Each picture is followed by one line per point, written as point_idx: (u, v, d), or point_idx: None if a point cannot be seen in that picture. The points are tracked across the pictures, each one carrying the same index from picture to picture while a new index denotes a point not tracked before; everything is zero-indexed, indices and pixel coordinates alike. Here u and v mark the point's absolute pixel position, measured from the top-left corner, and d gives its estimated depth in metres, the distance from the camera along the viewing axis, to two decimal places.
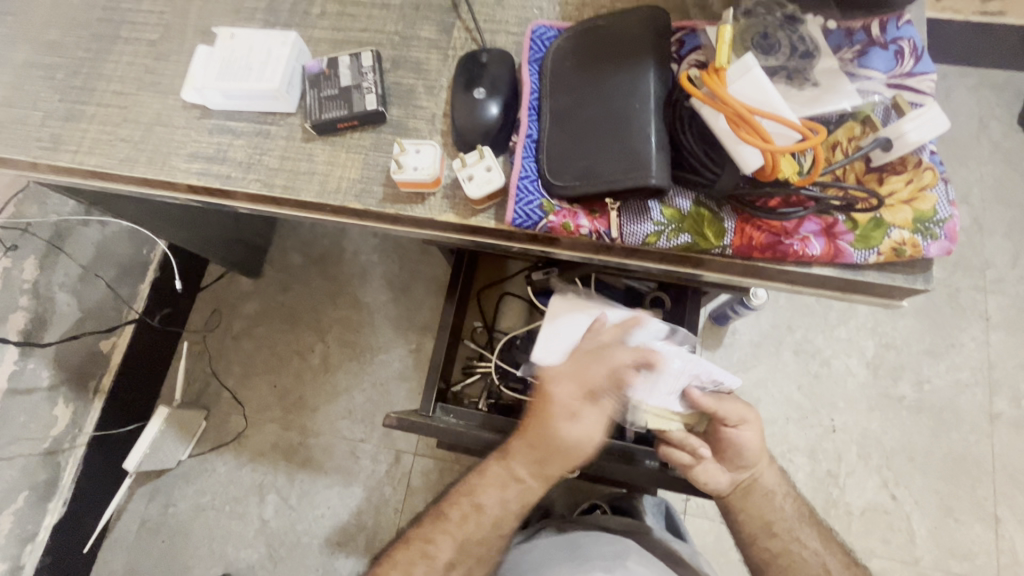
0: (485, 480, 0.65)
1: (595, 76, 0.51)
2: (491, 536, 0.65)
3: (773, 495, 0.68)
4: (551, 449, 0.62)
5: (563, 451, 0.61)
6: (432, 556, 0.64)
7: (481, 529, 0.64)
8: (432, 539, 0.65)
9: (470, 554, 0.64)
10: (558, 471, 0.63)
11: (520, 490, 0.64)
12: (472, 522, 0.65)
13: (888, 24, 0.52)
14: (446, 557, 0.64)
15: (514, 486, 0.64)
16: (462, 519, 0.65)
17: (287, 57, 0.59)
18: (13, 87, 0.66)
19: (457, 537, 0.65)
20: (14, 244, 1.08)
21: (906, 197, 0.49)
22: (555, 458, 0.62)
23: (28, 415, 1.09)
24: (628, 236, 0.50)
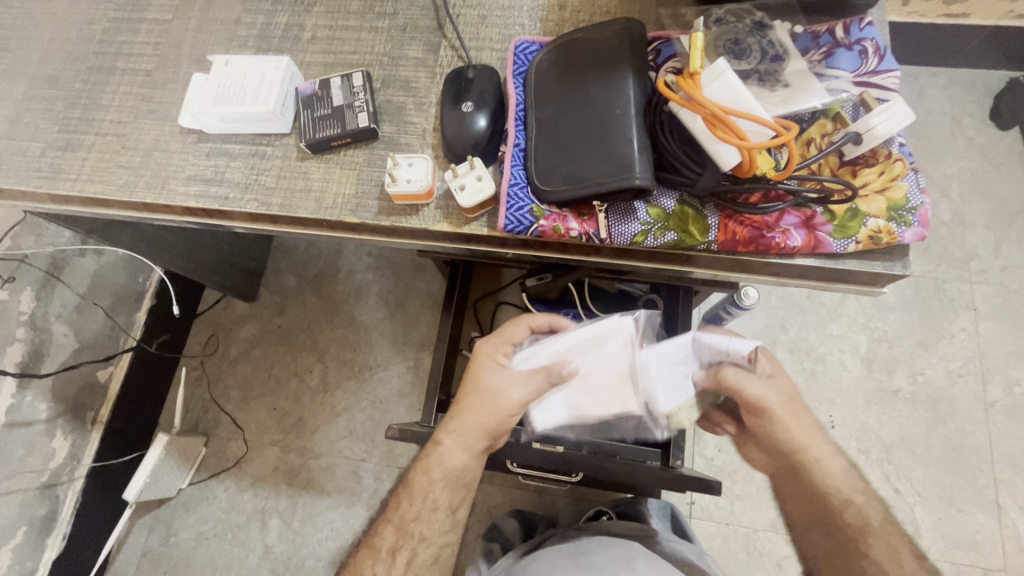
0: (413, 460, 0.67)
1: (576, 85, 0.53)
2: (423, 514, 0.63)
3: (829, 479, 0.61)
4: (472, 397, 0.65)
5: (480, 398, 0.64)
6: (376, 546, 0.64)
7: (415, 506, 0.64)
8: (377, 531, 0.65)
9: (412, 536, 0.63)
10: (474, 428, 0.64)
11: (439, 454, 0.64)
12: (406, 502, 0.65)
13: (851, 27, 0.55)
14: (388, 544, 0.64)
15: (436, 450, 0.65)
16: (398, 504, 0.66)
17: (280, 80, 0.61)
18: (13, 120, 0.68)
19: (396, 522, 0.64)
20: (10, 275, 1.02)
21: (879, 187, 0.51)
22: (473, 411, 0.64)
23: (25, 448, 1.06)
24: (617, 237, 0.52)
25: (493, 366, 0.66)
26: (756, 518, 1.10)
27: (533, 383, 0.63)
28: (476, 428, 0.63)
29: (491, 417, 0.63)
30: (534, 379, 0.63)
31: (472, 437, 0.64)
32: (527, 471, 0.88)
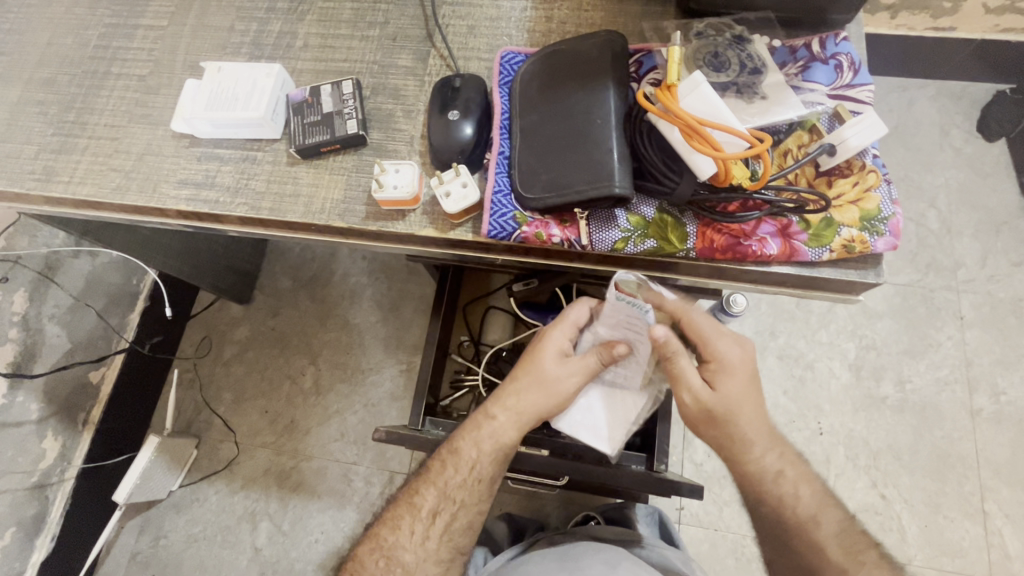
0: (462, 426, 0.67)
1: (559, 95, 0.54)
2: (468, 483, 0.64)
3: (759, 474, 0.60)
4: (531, 379, 0.64)
5: (543, 382, 0.64)
6: (416, 505, 0.64)
7: (460, 474, 0.64)
8: (415, 492, 0.65)
9: (453, 501, 0.64)
10: (531, 411, 0.64)
11: (492, 428, 0.64)
12: (451, 469, 0.65)
13: (827, 41, 0.57)
14: (429, 506, 0.64)
15: (489, 424, 0.65)
16: (443, 468, 0.66)
17: (271, 87, 0.62)
18: (7, 123, 0.69)
19: (439, 487, 0.65)
20: (4, 276, 1.09)
21: (852, 198, 0.52)
22: (533, 392, 0.64)
23: (15, 449, 1.09)
24: (598, 243, 0.53)
25: (556, 351, 0.65)
26: (744, 523, 1.11)
27: (585, 365, 0.63)
28: (533, 409, 0.64)
29: (551, 401, 0.64)
30: (588, 367, 0.63)
31: (527, 419, 0.64)
32: (514, 474, 0.88)
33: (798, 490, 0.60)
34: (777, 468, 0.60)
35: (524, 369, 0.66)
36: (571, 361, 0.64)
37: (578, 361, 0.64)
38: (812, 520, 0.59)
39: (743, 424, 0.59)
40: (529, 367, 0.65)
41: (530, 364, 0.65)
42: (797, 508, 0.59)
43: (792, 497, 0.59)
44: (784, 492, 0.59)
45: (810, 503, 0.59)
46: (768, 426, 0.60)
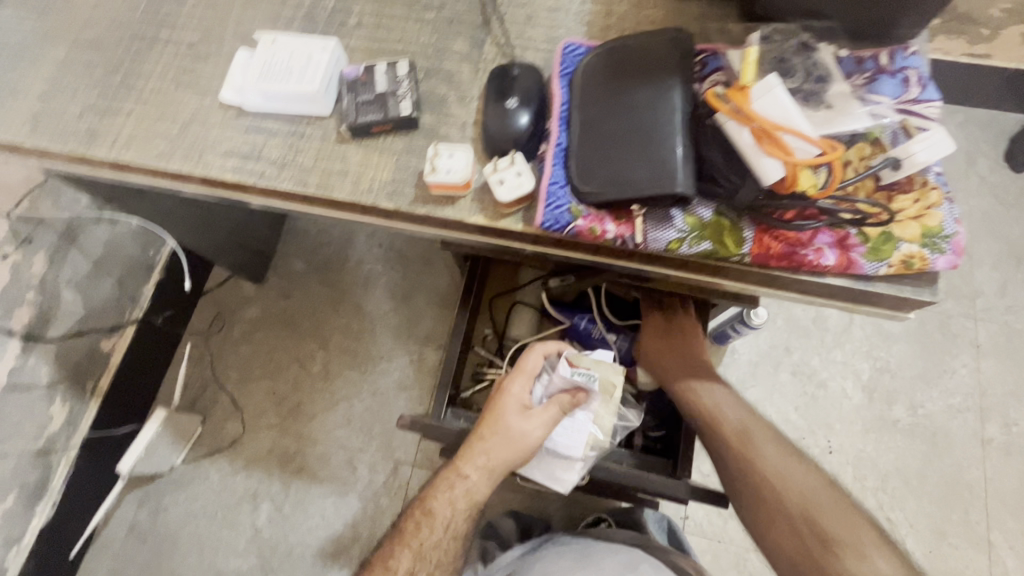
0: (434, 488, 0.74)
1: (623, 90, 0.54)
2: (443, 541, 0.71)
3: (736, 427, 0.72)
4: (498, 435, 0.72)
5: (507, 437, 0.72)
6: (391, 567, 0.71)
7: (436, 533, 0.72)
8: (391, 555, 0.72)
9: (429, 561, 0.71)
10: (501, 465, 0.72)
11: (465, 486, 0.72)
12: (427, 529, 0.72)
13: (895, 55, 0.56)
14: (406, 568, 0.70)
15: (462, 483, 0.72)
16: (417, 528, 0.72)
17: (326, 63, 0.61)
18: (52, 81, 0.68)
19: (414, 547, 0.71)
20: (29, 236, 1.01)
21: (914, 214, 0.52)
22: (501, 446, 0.72)
23: (24, 412, 1.04)
24: (652, 242, 0.53)
25: (517, 404, 0.74)
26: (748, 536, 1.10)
27: (546, 413, 0.72)
28: (504, 463, 0.71)
29: (522, 450, 0.72)
30: (551, 413, 0.72)
31: (497, 471, 0.72)
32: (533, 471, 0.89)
33: (768, 443, 0.70)
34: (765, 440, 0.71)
35: (490, 426, 0.73)
36: (532, 414, 0.73)
37: (538, 412, 0.73)
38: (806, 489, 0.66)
39: (730, 416, 0.73)
40: (494, 421, 0.73)
41: (495, 419, 0.73)
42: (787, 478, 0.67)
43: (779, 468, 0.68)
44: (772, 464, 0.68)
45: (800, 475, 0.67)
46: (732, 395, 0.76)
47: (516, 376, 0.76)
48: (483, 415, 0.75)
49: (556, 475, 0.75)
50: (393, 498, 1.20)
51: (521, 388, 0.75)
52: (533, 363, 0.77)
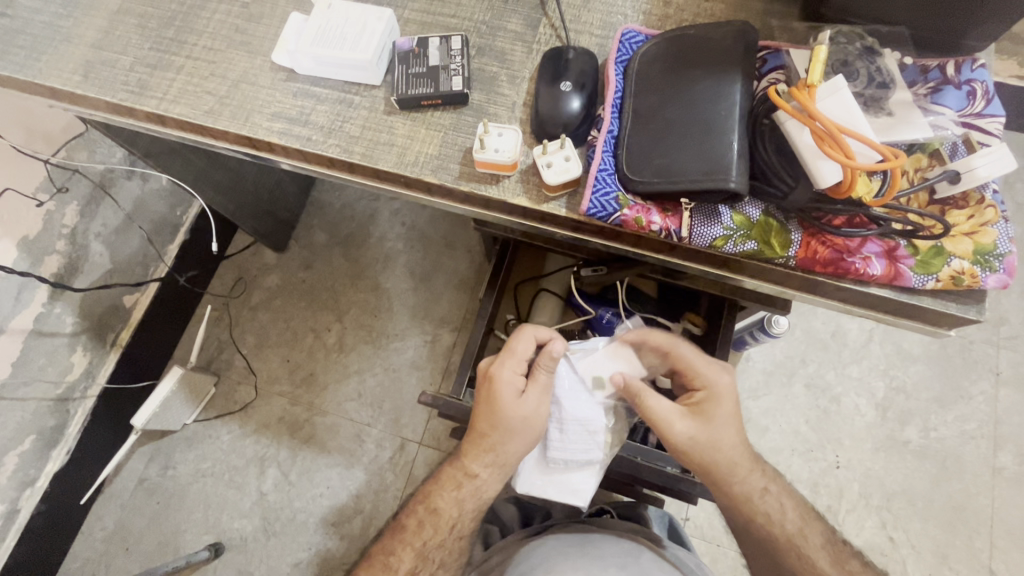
0: (439, 486, 0.71)
1: (681, 82, 0.53)
2: (447, 541, 0.70)
3: (733, 469, 0.66)
4: (499, 428, 0.67)
5: (510, 427, 0.67)
6: (391, 566, 0.69)
7: (440, 534, 0.69)
8: (392, 551, 0.70)
9: (431, 560, 0.69)
10: (508, 459, 0.68)
11: (474, 487, 0.69)
12: (430, 529, 0.70)
13: (963, 66, 0.54)
14: (406, 568, 0.69)
15: (470, 482, 0.69)
16: (420, 527, 0.70)
17: (381, 32, 0.61)
18: (104, 31, 0.68)
19: (416, 547, 0.69)
20: (63, 185, 1.07)
21: (966, 230, 0.51)
22: (505, 439, 0.67)
23: (46, 358, 1.08)
24: (697, 237, 0.52)
25: (512, 390, 0.68)
26: None
27: (540, 387, 0.68)
28: (513, 457, 0.68)
29: (526, 438, 0.68)
30: (544, 384, 0.68)
31: (507, 465, 0.68)
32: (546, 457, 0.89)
33: (752, 474, 0.67)
34: (759, 488, 0.66)
35: (487, 421, 0.67)
36: (528, 395, 0.68)
37: (534, 393, 0.68)
38: (797, 538, 0.65)
39: (724, 459, 0.65)
40: (490, 415, 0.67)
41: (493, 413, 0.67)
42: (781, 526, 0.65)
43: (776, 517, 0.66)
44: (768, 510, 0.66)
45: (792, 521, 0.66)
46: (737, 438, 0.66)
47: (505, 359, 0.69)
48: (476, 411, 0.69)
49: (572, 486, 0.71)
50: (398, 474, 1.20)
51: (513, 375, 0.68)
52: (522, 345, 0.70)
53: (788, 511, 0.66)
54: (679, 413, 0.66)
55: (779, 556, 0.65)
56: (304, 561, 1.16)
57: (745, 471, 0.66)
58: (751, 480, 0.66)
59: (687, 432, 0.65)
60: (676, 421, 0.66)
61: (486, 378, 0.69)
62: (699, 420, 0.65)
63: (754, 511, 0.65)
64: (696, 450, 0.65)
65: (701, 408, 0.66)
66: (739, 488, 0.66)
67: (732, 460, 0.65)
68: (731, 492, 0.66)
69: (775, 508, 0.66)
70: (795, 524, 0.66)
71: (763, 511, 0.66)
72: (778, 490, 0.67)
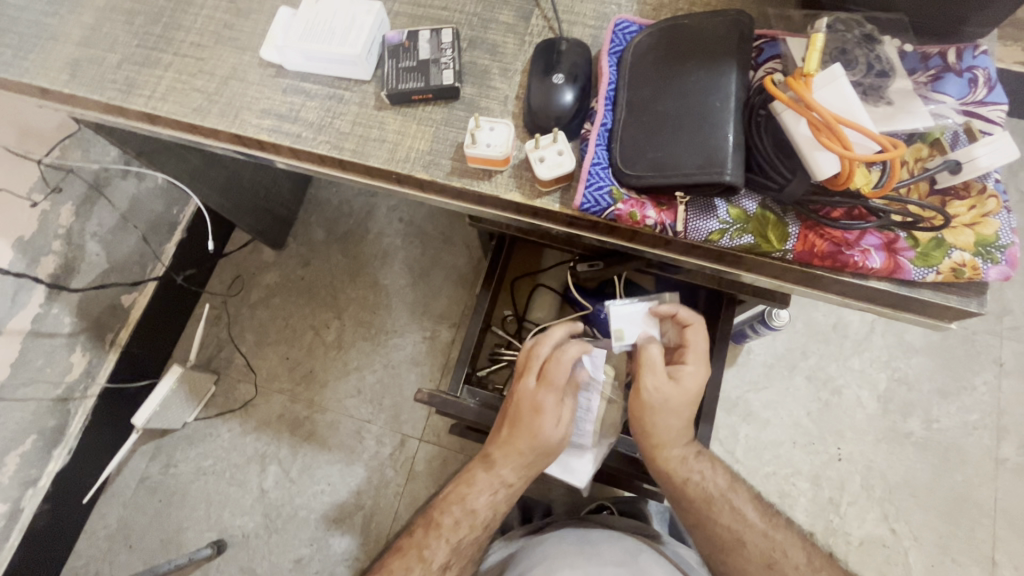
0: (473, 488, 0.69)
1: (675, 72, 0.52)
2: (481, 536, 0.69)
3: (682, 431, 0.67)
4: (540, 450, 0.67)
5: (551, 448, 0.67)
6: (428, 559, 0.67)
7: (475, 531, 0.68)
8: (426, 546, 0.68)
9: (462, 556, 0.69)
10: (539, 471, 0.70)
11: (510, 494, 0.69)
12: (465, 528, 0.68)
13: (964, 53, 0.53)
14: (441, 560, 0.67)
15: (505, 489, 0.68)
16: (455, 523, 0.68)
17: (370, 25, 0.60)
18: (90, 28, 0.67)
19: (451, 542, 0.68)
20: (58, 185, 1.07)
21: (967, 221, 0.50)
22: (544, 460, 0.68)
23: (45, 358, 1.08)
24: (693, 232, 0.52)
25: (554, 418, 0.67)
26: None
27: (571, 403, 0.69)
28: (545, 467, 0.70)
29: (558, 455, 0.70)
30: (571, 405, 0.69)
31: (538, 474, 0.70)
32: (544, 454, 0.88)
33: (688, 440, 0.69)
34: (693, 452, 0.69)
35: (531, 439, 0.66)
36: (566, 415, 0.68)
37: (571, 412, 0.68)
38: (727, 493, 0.69)
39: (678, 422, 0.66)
40: (534, 438, 0.66)
41: (537, 436, 0.66)
42: (713, 483, 0.69)
43: (706, 477, 0.69)
44: (701, 470, 0.69)
45: (721, 481, 0.69)
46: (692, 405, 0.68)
47: (551, 388, 0.66)
48: (517, 429, 0.67)
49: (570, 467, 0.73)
50: (398, 470, 1.20)
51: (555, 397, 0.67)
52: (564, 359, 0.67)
53: (717, 474, 0.70)
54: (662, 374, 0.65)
55: (711, 513, 0.67)
56: (306, 557, 1.17)
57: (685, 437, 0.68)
58: (686, 445, 0.69)
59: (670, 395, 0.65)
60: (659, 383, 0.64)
61: (531, 402, 0.67)
62: (675, 387, 0.65)
63: (686, 471, 0.68)
64: (668, 411, 0.65)
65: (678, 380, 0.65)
66: (676, 452, 0.68)
67: (682, 423, 0.67)
68: (666, 452, 0.67)
69: (706, 469, 0.69)
70: (722, 485, 0.69)
71: (696, 474, 0.68)
72: (709, 456, 0.70)
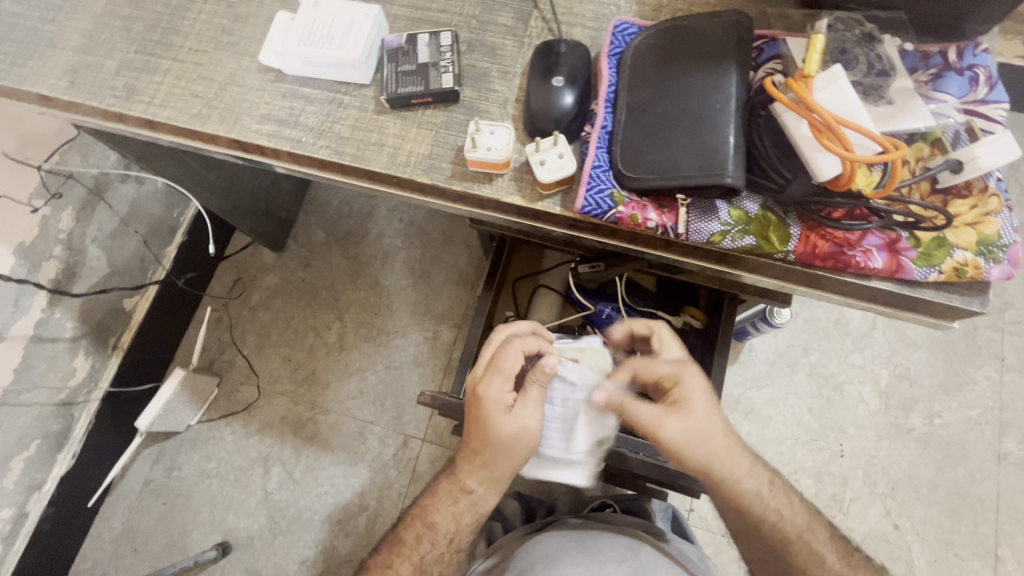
0: (435, 501, 0.69)
1: (675, 74, 0.52)
2: (446, 554, 0.68)
3: (736, 459, 0.63)
4: (490, 446, 0.64)
5: (501, 444, 0.63)
6: None
7: (438, 548, 0.68)
8: (390, 565, 0.69)
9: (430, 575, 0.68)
10: (502, 472, 0.65)
11: (471, 501, 0.67)
12: (428, 544, 0.68)
13: (965, 51, 0.53)
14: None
15: (467, 498, 0.67)
16: (417, 541, 0.69)
17: (368, 29, 0.60)
18: (89, 34, 0.67)
19: (415, 562, 0.68)
20: (58, 192, 1.08)
21: (970, 220, 0.50)
22: (496, 455, 0.64)
23: (48, 363, 1.08)
24: (694, 233, 0.52)
25: (500, 407, 0.63)
26: None
27: (529, 394, 0.65)
28: (506, 470, 0.65)
29: (519, 453, 0.64)
30: (533, 394, 0.64)
31: (503, 479, 0.66)
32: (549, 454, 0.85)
33: (752, 467, 0.64)
34: (766, 482, 0.65)
35: (480, 437, 0.64)
36: (517, 408, 0.64)
37: (526, 404, 0.64)
38: (806, 533, 0.64)
39: (719, 447, 0.63)
40: (480, 436, 0.64)
41: (483, 431, 0.64)
42: (792, 522, 0.64)
43: (783, 516, 0.64)
44: (777, 507, 0.64)
45: (800, 518, 0.65)
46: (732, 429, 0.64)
47: (491, 376, 0.64)
48: (465, 430, 0.65)
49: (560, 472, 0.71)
50: (402, 471, 1.20)
51: (500, 390, 0.64)
52: (513, 359, 0.65)
53: (796, 507, 0.65)
54: (663, 411, 0.63)
55: (789, 553, 0.63)
56: (311, 558, 1.17)
57: (747, 467, 0.64)
58: (756, 476, 0.64)
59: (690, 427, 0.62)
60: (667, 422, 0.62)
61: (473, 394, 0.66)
62: (683, 414, 0.62)
63: (766, 509, 0.64)
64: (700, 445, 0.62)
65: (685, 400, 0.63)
66: (746, 486, 0.63)
67: (726, 450, 0.63)
68: (744, 488, 0.63)
69: (784, 504, 0.65)
70: (804, 521, 0.65)
71: (773, 510, 0.64)
72: (784, 486, 0.66)
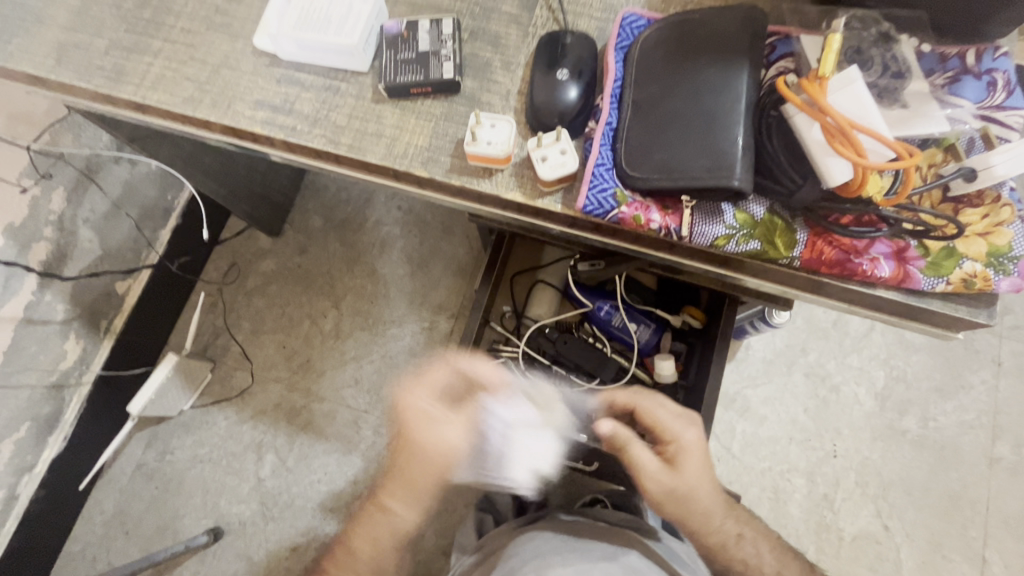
0: (358, 526, 0.68)
1: (685, 71, 0.50)
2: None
3: (712, 515, 0.64)
4: (412, 458, 0.66)
5: (423, 454, 0.65)
6: None
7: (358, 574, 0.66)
8: None
9: None
10: (426, 488, 0.66)
11: (389, 521, 0.66)
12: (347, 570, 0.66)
13: (984, 54, 0.51)
14: None
15: (387, 519, 0.66)
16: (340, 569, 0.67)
17: (367, 14, 0.58)
18: (76, 11, 0.64)
19: None
20: (48, 171, 1.05)
21: (980, 230, 0.48)
22: (417, 468, 0.65)
23: (38, 346, 1.06)
24: (698, 236, 0.50)
25: (422, 416, 0.67)
26: None
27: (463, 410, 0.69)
28: (428, 483, 0.66)
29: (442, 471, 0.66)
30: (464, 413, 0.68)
31: (426, 500, 0.66)
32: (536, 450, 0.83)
33: (728, 519, 0.66)
34: (734, 536, 0.65)
35: (403, 449, 0.67)
36: (439, 417, 0.67)
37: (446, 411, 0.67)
38: None
39: (701, 502, 0.63)
40: (404, 449, 0.67)
41: (406, 443, 0.67)
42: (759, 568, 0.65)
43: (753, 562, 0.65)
44: (745, 558, 0.65)
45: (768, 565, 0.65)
46: (716, 491, 0.65)
47: (416, 385, 0.70)
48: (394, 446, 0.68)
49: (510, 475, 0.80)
50: None
51: (421, 398, 0.69)
52: (440, 372, 0.70)
53: (765, 554, 0.66)
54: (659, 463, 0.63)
55: None
56: (303, 545, 1.17)
57: (721, 519, 0.65)
58: (729, 528, 0.65)
59: (676, 487, 0.63)
60: (656, 474, 0.63)
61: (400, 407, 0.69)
62: (676, 470, 0.63)
63: (732, 559, 0.65)
64: (684, 501, 0.63)
65: (677, 459, 0.64)
66: (715, 538, 0.65)
67: (705, 509, 0.64)
68: (713, 542, 0.65)
69: (752, 555, 0.65)
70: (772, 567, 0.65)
71: (739, 559, 0.65)
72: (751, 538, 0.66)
